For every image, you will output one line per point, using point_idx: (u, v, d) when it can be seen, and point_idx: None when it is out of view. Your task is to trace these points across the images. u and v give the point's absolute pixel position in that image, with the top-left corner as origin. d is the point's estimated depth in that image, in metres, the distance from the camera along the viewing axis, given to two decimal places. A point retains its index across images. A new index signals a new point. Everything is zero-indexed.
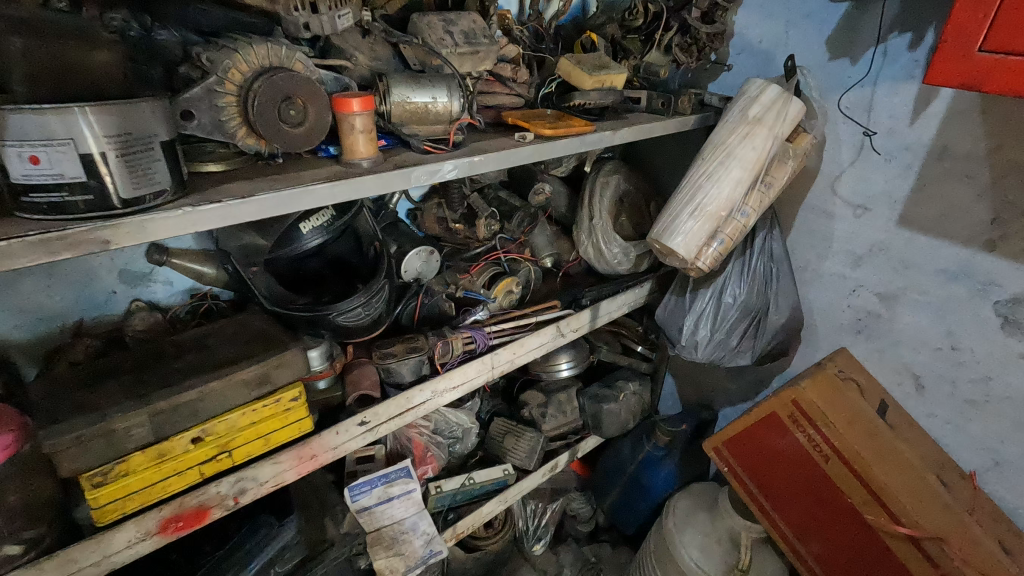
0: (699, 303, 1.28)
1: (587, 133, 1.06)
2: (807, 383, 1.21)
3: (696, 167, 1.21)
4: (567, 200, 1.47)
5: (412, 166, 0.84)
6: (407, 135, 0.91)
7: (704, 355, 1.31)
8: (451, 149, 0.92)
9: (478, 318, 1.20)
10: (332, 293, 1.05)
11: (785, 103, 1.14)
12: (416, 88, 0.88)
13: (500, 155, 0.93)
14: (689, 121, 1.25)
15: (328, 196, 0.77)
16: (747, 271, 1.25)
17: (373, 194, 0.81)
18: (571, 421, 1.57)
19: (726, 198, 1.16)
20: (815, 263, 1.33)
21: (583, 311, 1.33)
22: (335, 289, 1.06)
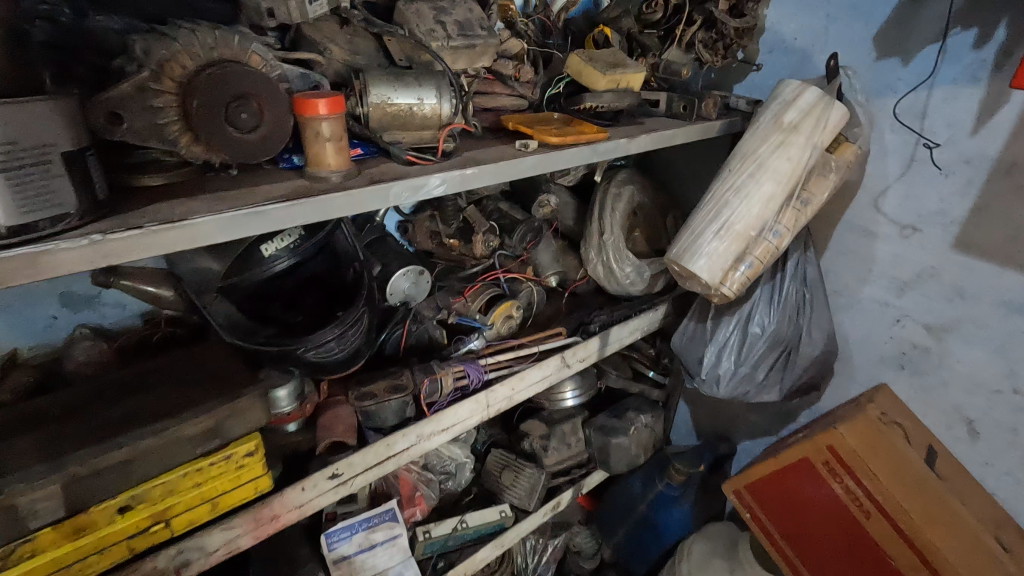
0: (722, 333, 1.14)
1: (600, 141, 0.92)
2: (845, 428, 1.06)
3: (721, 179, 1.07)
4: (575, 212, 1.33)
5: (391, 181, 0.70)
6: (388, 143, 0.77)
7: (726, 390, 1.16)
8: (440, 159, 0.78)
9: (473, 348, 1.06)
10: (304, 320, 0.90)
11: (826, 107, 1.00)
12: (399, 87, 0.75)
13: (498, 167, 0.79)
14: (713, 127, 1.12)
15: (284, 218, 0.63)
16: (777, 297, 1.10)
17: (343, 216, 0.67)
18: (576, 454, 1.43)
19: (756, 216, 1.02)
20: (853, 288, 1.18)
21: (592, 338, 1.18)
22: (309, 314, 0.91)
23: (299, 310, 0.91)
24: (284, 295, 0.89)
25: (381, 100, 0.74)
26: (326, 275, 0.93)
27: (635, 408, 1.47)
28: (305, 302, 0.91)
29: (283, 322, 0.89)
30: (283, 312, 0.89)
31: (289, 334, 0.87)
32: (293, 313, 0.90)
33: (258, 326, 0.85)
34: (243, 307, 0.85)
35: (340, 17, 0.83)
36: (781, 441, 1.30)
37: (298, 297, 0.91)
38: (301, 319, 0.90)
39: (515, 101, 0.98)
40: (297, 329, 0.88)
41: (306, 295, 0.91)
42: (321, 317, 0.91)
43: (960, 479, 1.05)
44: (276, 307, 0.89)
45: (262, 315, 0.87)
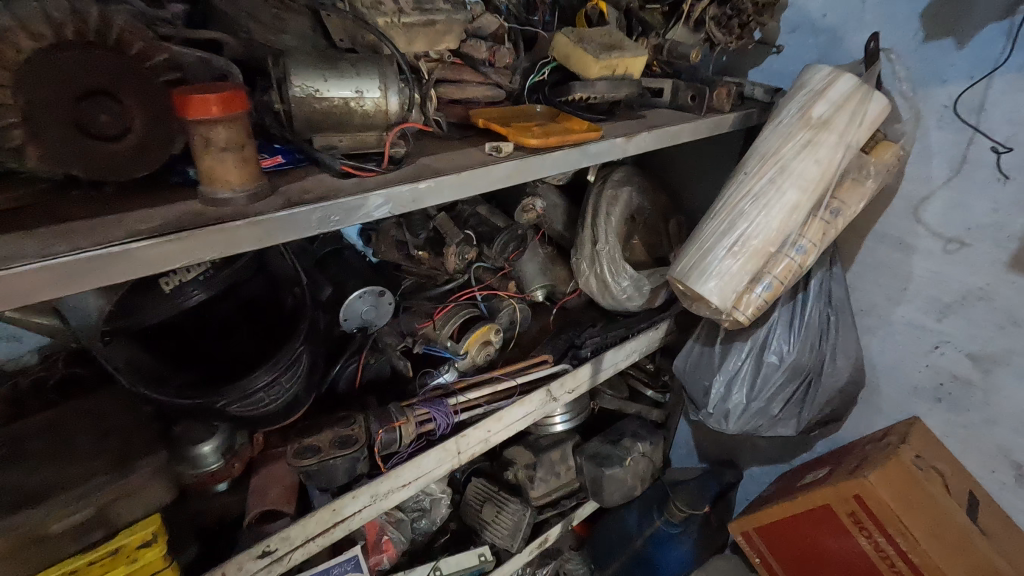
0: (733, 362, 0.98)
1: (592, 141, 0.75)
2: (877, 476, 0.90)
3: (736, 184, 0.90)
4: (564, 215, 1.16)
5: (314, 203, 0.53)
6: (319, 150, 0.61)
7: (737, 426, 1.01)
8: (387, 170, 0.61)
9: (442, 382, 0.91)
10: (238, 356, 0.73)
11: (863, 98, 0.84)
12: (330, 76, 0.58)
13: (460, 179, 0.63)
14: (726, 121, 0.95)
15: (155, 261, 0.46)
16: (798, 322, 0.95)
17: (243, 252, 0.50)
18: (566, 483, 1.29)
19: (777, 229, 0.86)
20: (883, 308, 1.03)
21: (583, 365, 1.03)
22: (245, 349, 0.74)
23: (232, 343, 0.74)
24: (212, 324, 0.72)
25: (303, 93, 0.57)
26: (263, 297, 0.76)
27: (631, 433, 1.32)
28: (239, 331, 0.74)
29: (211, 359, 0.72)
30: (211, 347, 0.72)
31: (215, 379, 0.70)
32: (224, 348, 0.73)
33: (176, 370, 0.69)
34: (156, 350, 0.69)
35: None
36: (795, 476, 1.15)
37: (231, 324, 0.74)
38: (234, 355, 0.73)
39: (489, 91, 0.80)
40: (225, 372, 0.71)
41: (241, 321, 0.75)
42: (259, 351, 0.74)
43: (1008, 531, 0.91)
44: (202, 340, 0.72)
45: (184, 356, 0.71)
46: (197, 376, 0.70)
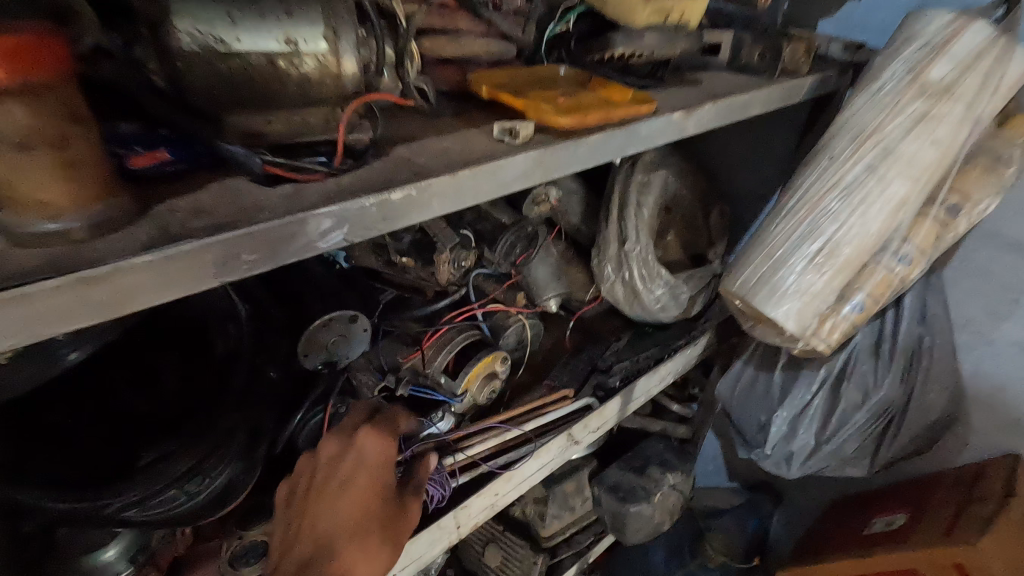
0: (799, 395, 0.79)
1: (644, 119, 0.53)
2: (985, 540, 0.71)
3: (818, 172, 0.69)
4: (583, 205, 0.93)
5: (206, 237, 0.31)
6: (224, 141, 0.37)
7: (800, 470, 0.82)
8: (340, 169, 0.39)
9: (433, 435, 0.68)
10: (161, 413, 0.55)
11: (1001, 56, 0.62)
12: (237, 12, 0.34)
13: (456, 182, 0.41)
14: (802, 87, 0.72)
15: None
16: (884, 350, 0.75)
17: (71, 331, 0.28)
18: (581, 517, 1.10)
19: (876, 234, 0.65)
20: (985, 324, 0.82)
21: (611, 401, 0.83)
22: (168, 405, 0.55)
23: (151, 396, 0.55)
24: (123, 367, 0.56)
25: (198, 49, 0.33)
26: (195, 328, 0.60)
27: (658, 459, 1.13)
28: (163, 377, 0.57)
29: (122, 417, 0.53)
30: (121, 400, 0.54)
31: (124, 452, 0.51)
32: (142, 400, 0.55)
33: (64, 441, 0.49)
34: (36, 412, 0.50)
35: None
36: (857, 518, 0.97)
37: (152, 366, 0.57)
38: (155, 413, 0.54)
39: (493, 46, 0.57)
40: (140, 437, 0.52)
41: (163, 359, 0.58)
42: (187, 408, 0.56)
43: None
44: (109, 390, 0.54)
45: (82, 415, 0.52)
46: (97, 445, 0.51)
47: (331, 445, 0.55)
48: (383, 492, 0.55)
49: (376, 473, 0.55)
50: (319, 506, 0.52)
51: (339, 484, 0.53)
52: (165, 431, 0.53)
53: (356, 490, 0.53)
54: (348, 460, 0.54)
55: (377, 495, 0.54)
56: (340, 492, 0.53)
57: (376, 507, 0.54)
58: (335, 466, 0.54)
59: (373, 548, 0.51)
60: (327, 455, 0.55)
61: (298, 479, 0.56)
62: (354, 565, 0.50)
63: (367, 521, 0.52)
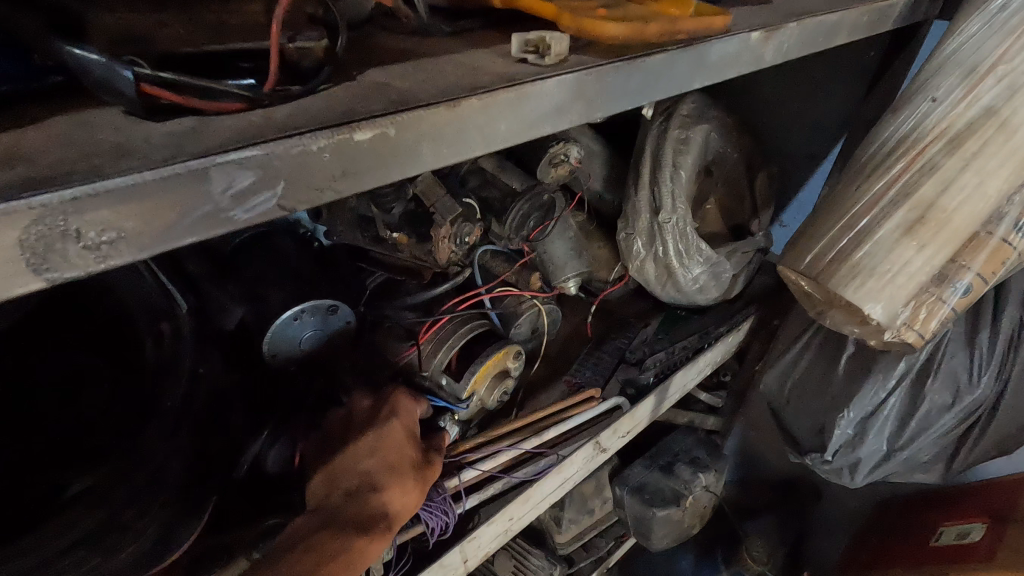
0: (872, 395, 0.65)
1: (716, 41, 0.38)
2: None
3: (916, 121, 0.55)
4: (607, 168, 0.79)
5: (11, 198, 0.17)
6: (65, 41, 0.21)
7: (866, 480, 0.70)
8: (273, 100, 0.24)
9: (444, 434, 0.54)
10: (88, 429, 0.42)
11: None
12: None
13: (459, 118, 0.27)
14: (893, 12, 0.57)
15: None
16: (977, 341, 0.62)
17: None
18: (601, 519, 0.98)
19: (996, 196, 0.51)
20: None
21: (644, 401, 0.70)
22: (97, 418, 0.42)
23: (75, 408, 0.42)
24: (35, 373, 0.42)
25: None
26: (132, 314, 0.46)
27: (687, 456, 1.00)
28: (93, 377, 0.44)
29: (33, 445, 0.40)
30: (33, 418, 0.41)
31: (32, 485, 0.39)
32: (63, 410, 0.42)
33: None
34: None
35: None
36: (918, 524, 0.86)
37: (77, 372, 0.43)
38: (77, 439, 0.41)
39: None
40: (57, 464, 0.40)
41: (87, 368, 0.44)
42: (122, 424, 0.43)
43: None
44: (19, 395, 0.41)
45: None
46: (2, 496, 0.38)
47: (365, 398, 0.51)
48: (416, 439, 0.50)
49: (409, 423, 0.50)
50: (354, 446, 0.47)
51: (375, 428, 0.47)
52: (91, 458, 0.41)
53: (393, 434, 0.47)
54: (384, 408, 0.49)
55: (413, 441, 0.49)
56: (377, 434, 0.47)
57: (412, 452, 0.48)
58: (372, 414, 0.49)
59: (407, 492, 0.46)
60: (361, 408, 0.50)
61: (329, 432, 0.50)
62: (392, 503, 0.45)
63: (405, 463, 0.47)
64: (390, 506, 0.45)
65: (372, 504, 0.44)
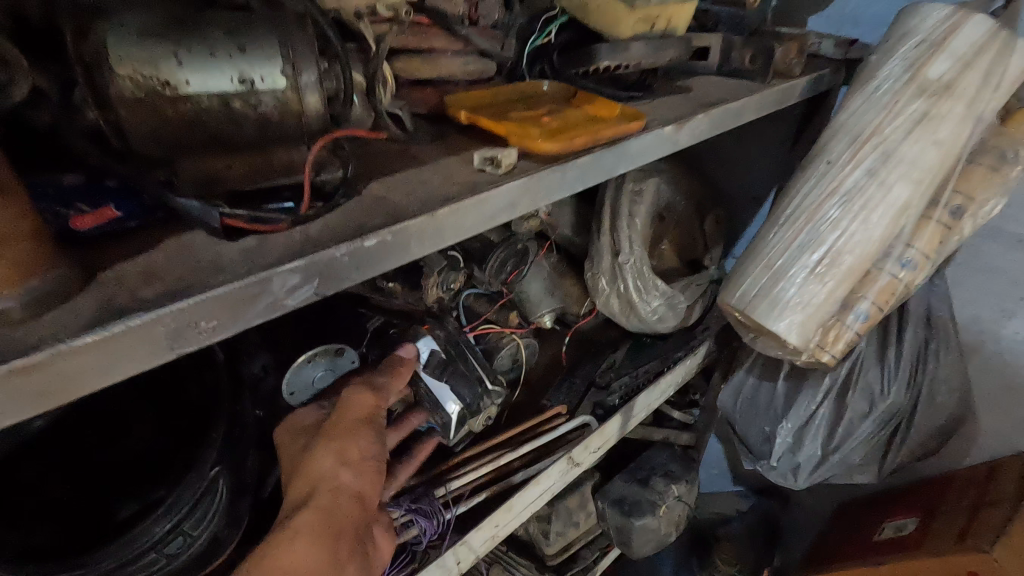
0: (803, 407, 0.76)
1: (636, 137, 0.50)
2: (1000, 549, 0.69)
3: (815, 176, 0.67)
4: (574, 216, 0.91)
5: (159, 306, 0.28)
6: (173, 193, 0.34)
7: (808, 481, 0.80)
8: (305, 218, 0.35)
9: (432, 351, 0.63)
10: (139, 458, 0.51)
11: (1003, 50, 0.59)
12: (185, 55, 0.32)
13: (434, 222, 0.38)
14: (795, 89, 0.70)
15: None
16: (892, 353, 0.73)
17: (0, 427, 0.25)
18: (586, 532, 1.07)
19: (880, 240, 0.62)
20: (991, 321, 0.80)
21: (611, 419, 0.80)
22: (148, 450, 0.52)
23: (132, 440, 0.52)
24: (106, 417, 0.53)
25: (143, 93, 0.31)
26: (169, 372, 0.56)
27: (662, 469, 1.10)
28: (139, 422, 0.53)
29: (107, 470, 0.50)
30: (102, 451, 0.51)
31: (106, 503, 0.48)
32: (115, 451, 0.52)
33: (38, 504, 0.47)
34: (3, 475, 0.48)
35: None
36: (867, 522, 0.96)
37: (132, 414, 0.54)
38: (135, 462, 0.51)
39: (471, 66, 0.54)
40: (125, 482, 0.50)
41: (141, 411, 0.54)
42: (166, 455, 0.52)
43: None
44: (82, 445, 0.51)
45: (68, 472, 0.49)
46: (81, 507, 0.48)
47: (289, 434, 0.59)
48: (311, 423, 0.53)
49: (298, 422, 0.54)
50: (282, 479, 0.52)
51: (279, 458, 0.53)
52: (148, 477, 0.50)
53: (284, 452, 0.52)
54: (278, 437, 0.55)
55: (304, 432, 0.53)
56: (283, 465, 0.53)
57: (308, 436, 0.52)
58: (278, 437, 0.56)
59: (316, 459, 0.50)
60: None
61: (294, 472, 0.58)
62: (307, 481, 0.49)
63: (302, 448, 0.51)
64: (306, 489, 0.48)
65: (294, 497, 0.48)
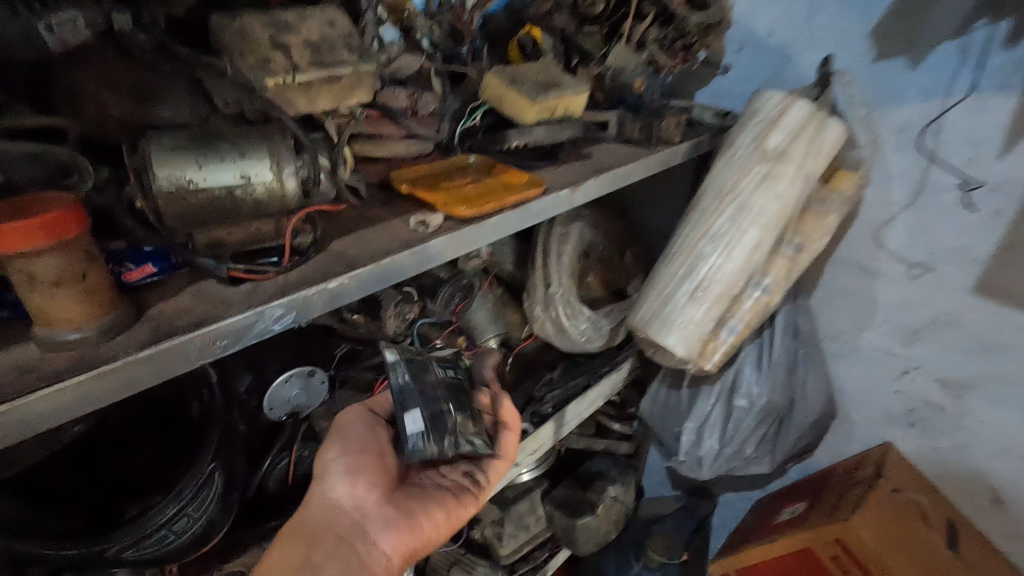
0: (701, 408, 0.93)
1: (535, 198, 0.66)
2: (857, 517, 0.86)
3: (693, 221, 0.84)
4: (514, 253, 1.07)
5: (191, 330, 0.42)
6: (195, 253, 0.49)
7: (710, 471, 0.96)
8: (285, 268, 0.50)
9: (403, 385, 0.63)
10: (143, 467, 0.65)
11: (820, 125, 0.77)
12: (203, 160, 0.46)
13: (379, 269, 0.53)
14: (678, 153, 0.87)
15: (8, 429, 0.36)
16: (766, 360, 0.90)
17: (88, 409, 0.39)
18: (537, 534, 1.19)
19: (739, 271, 0.80)
20: (850, 332, 0.99)
21: (545, 425, 0.95)
22: (150, 461, 0.66)
23: (136, 452, 0.66)
24: (116, 433, 0.66)
25: (174, 188, 0.45)
26: (172, 398, 0.69)
27: (602, 474, 1.24)
28: (143, 437, 0.67)
29: (118, 476, 0.63)
30: (113, 461, 0.64)
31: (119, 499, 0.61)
32: (125, 459, 0.65)
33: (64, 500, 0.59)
34: (35, 482, 0.59)
35: (108, 23, 0.52)
36: (772, 509, 1.11)
37: (137, 431, 0.67)
38: (139, 471, 0.65)
39: (413, 146, 0.71)
40: (134, 485, 0.63)
41: (144, 431, 0.67)
42: (167, 462, 0.65)
43: (993, 559, 0.88)
44: (95, 456, 0.64)
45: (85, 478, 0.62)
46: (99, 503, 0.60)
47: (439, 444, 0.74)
48: None
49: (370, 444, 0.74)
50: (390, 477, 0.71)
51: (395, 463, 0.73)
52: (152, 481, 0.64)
53: None
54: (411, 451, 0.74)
55: None
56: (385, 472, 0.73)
57: None
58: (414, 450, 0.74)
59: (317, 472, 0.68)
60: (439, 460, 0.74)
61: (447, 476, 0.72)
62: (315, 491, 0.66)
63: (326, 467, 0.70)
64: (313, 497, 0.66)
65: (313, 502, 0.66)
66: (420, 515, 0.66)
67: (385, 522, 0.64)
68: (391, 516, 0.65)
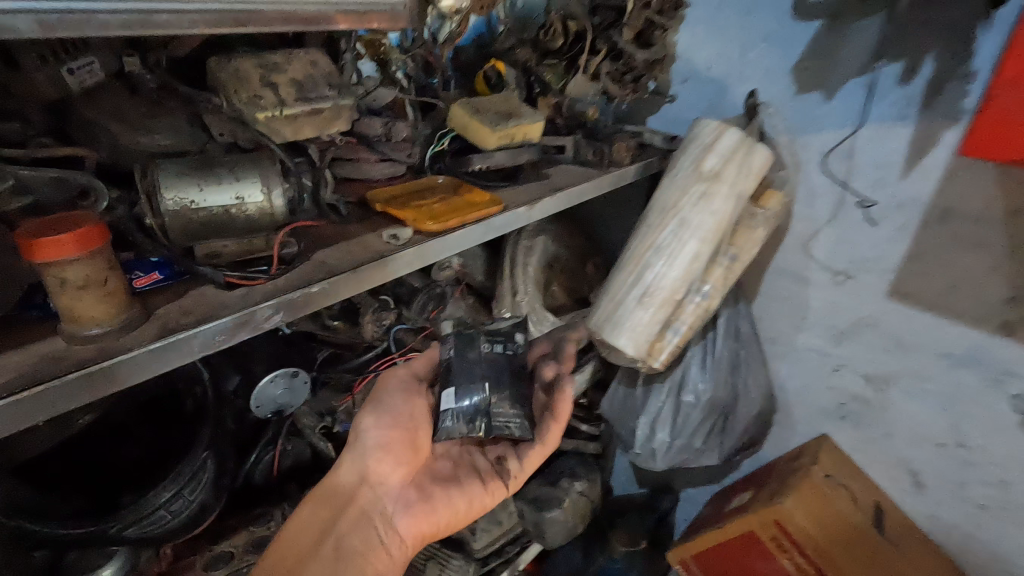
0: (654, 405, 1.02)
1: (495, 215, 0.75)
2: (790, 500, 0.96)
3: (641, 234, 0.94)
4: (485, 265, 1.16)
5: (194, 326, 0.50)
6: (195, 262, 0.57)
7: (663, 463, 1.05)
8: (274, 275, 0.58)
9: (447, 360, 0.74)
10: (138, 461, 0.72)
11: (748, 151, 0.88)
12: (204, 184, 0.55)
13: (356, 275, 0.61)
14: (628, 173, 0.96)
15: (41, 406, 0.43)
16: (710, 359, 0.99)
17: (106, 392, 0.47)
18: (508, 530, 1.26)
19: (681, 278, 0.89)
20: (788, 335, 1.09)
21: None
22: (145, 455, 0.73)
23: (132, 447, 0.73)
24: (113, 431, 0.73)
25: (178, 208, 0.54)
26: (166, 398, 0.76)
27: (569, 472, 1.32)
28: (138, 434, 0.74)
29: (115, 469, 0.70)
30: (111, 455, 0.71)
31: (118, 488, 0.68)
32: (122, 454, 0.72)
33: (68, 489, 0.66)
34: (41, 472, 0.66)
35: (119, 65, 0.61)
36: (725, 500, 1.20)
37: (132, 429, 0.74)
38: (135, 464, 0.72)
39: (388, 168, 0.80)
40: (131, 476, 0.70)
41: (139, 429, 0.74)
42: (160, 456, 0.73)
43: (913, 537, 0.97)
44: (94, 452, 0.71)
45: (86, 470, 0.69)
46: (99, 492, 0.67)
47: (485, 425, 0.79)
48: None
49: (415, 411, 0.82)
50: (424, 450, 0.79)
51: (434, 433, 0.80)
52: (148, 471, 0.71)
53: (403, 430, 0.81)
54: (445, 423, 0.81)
55: None
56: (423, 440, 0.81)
57: None
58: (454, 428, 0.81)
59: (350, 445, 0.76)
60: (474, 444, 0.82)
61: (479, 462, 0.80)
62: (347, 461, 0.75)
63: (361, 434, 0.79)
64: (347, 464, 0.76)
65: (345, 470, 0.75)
66: (433, 501, 0.74)
67: (405, 504, 0.73)
68: (407, 497, 0.73)
